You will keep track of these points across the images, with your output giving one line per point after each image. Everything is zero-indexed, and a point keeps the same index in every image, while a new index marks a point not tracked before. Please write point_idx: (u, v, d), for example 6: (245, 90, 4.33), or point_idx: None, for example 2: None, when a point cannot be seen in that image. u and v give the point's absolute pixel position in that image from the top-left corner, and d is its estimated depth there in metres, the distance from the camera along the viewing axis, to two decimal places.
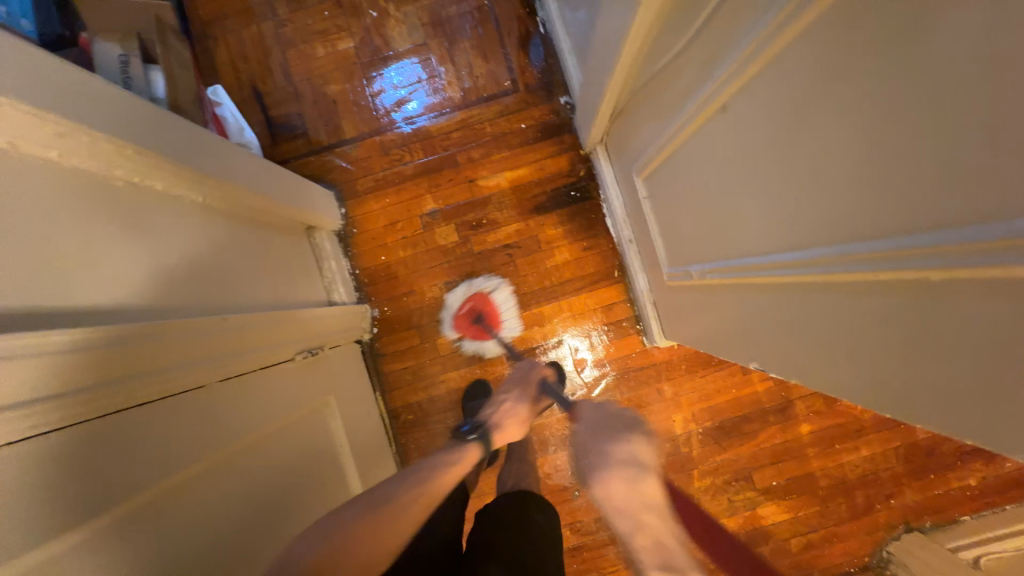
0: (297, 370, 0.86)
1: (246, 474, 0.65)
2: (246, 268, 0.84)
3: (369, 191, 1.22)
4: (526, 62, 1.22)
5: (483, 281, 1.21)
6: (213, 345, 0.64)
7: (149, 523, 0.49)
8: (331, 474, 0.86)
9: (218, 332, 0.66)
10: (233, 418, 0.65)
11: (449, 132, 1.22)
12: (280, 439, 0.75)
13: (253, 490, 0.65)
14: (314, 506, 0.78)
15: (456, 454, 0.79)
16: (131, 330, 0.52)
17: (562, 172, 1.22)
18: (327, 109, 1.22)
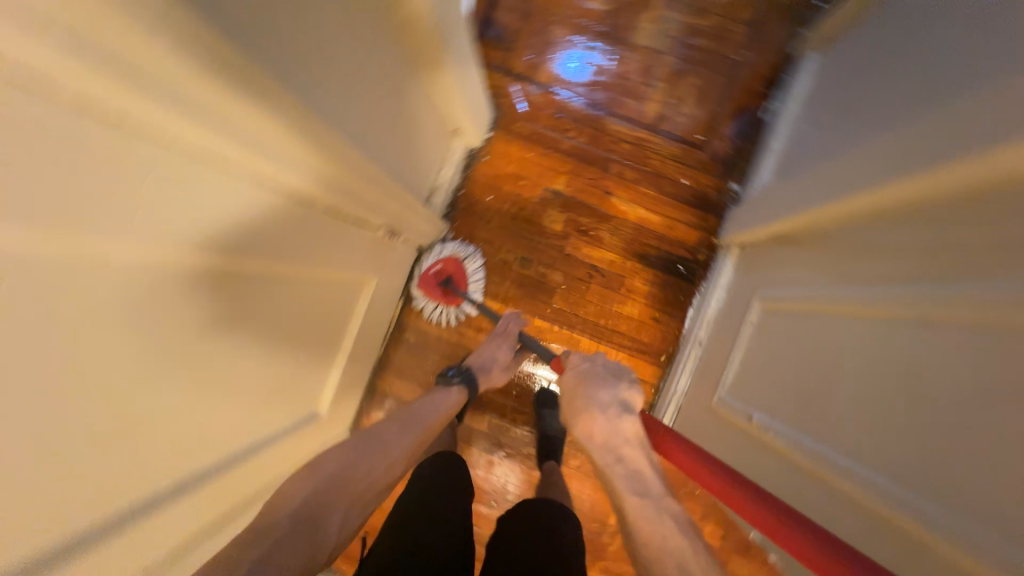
0: (369, 238, 0.86)
1: (275, 294, 0.64)
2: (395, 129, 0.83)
3: (520, 136, 1.21)
4: (729, 133, 1.19)
5: (448, 244, 1.19)
6: (348, 178, 0.64)
7: (200, 284, 0.49)
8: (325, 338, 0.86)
9: (356, 167, 0.66)
10: (306, 243, 0.65)
11: (621, 141, 1.20)
12: (315, 284, 0.74)
13: (275, 316, 0.67)
14: (298, 360, 0.80)
15: (606, 392, 0.73)
16: (314, 125, 0.52)
17: (684, 243, 1.20)
18: (540, 45, 1.20)
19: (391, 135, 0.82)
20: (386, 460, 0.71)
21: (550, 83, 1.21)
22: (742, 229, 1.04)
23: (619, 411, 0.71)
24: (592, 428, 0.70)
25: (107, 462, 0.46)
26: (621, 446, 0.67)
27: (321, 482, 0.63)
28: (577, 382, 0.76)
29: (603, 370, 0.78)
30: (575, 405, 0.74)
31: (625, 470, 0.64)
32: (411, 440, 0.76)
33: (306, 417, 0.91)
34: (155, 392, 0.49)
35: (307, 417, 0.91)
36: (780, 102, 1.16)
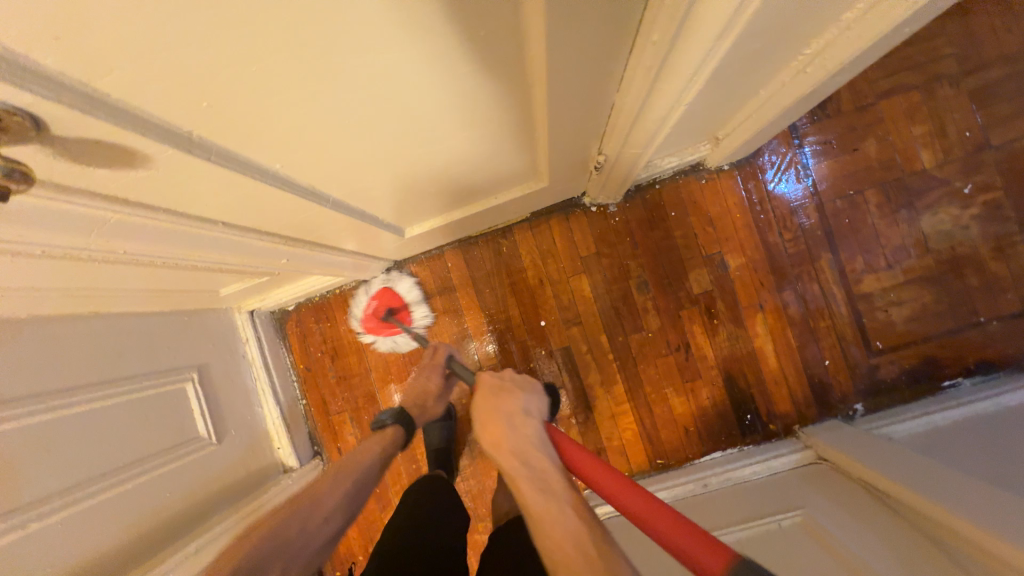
0: (582, 153, 0.79)
1: (508, 120, 0.60)
2: (703, 110, 0.74)
3: (747, 194, 1.10)
4: (903, 367, 1.07)
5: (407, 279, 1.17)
6: (661, 96, 0.59)
7: (505, 50, 0.44)
8: (471, 183, 0.81)
9: (674, 99, 0.60)
10: (570, 116, 0.59)
11: (817, 282, 1.09)
12: (524, 140, 0.69)
13: (481, 133, 0.60)
14: (444, 182, 0.75)
15: (512, 402, 0.69)
16: (726, 31, 0.46)
17: (771, 404, 1.11)
18: (843, 142, 1.07)
19: (699, 112, 0.73)
20: (320, 511, 0.69)
21: (816, 179, 1.08)
22: (839, 448, 0.95)
23: (524, 420, 0.65)
24: (500, 437, 0.62)
25: (300, 108, 0.41)
26: (529, 449, 0.60)
27: (270, 535, 0.63)
28: (490, 408, 0.66)
29: (504, 383, 0.75)
30: (479, 411, 0.67)
31: (527, 464, 0.58)
32: (338, 499, 0.71)
33: (393, 223, 0.87)
34: (379, 92, 0.43)
35: (394, 223, 0.88)
36: (968, 384, 1.04)
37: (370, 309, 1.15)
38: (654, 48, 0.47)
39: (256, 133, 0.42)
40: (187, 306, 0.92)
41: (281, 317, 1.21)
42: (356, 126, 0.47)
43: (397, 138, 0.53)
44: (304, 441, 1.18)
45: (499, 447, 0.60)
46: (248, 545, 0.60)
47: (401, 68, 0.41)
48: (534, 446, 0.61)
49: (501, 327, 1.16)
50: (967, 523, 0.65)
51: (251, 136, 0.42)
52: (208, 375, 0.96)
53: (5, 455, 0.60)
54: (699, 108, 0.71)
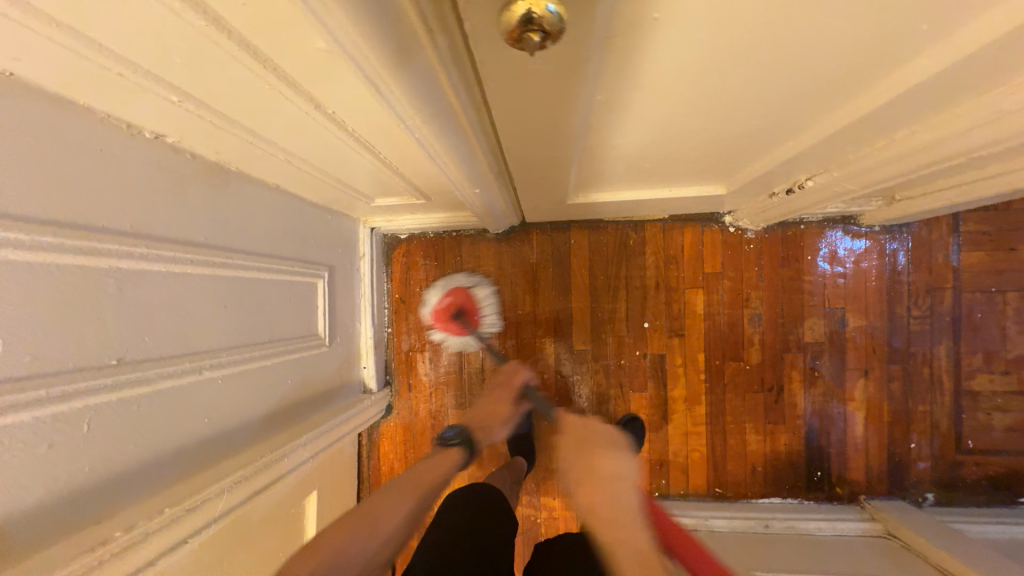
0: (789, 175, 0.78)
1: (782, 126, 0.59)
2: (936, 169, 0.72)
3: (890, 260, 1.09)
4: (986, 472, 1.07)
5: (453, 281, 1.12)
6: (939, 153, 0.57)
7: (881, 58, 0.43)
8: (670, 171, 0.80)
9: (946, 157, 0.59)
10: (844, 138, 0.59)
11: (928, 365, 1.08)
12: (760, 147, 0.69)
13: (757, 120, 0.59)
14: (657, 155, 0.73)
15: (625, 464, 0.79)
16: None
17: (844, 468, 1.11)
18: (1001, 239, 1.05)
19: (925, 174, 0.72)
20: (377, 538, 0.69)
21: (962, 266, 1.07)
22: (912, 528, 0.96)
23: (615, 468, 0.76)
24: (596, 501, 0.74)
25: (687, 34, 0.40)
26: (623, 514, 0.72)
27: (365, 531, 0.68)
28: (590, 450, 0.81)
29: (606, 438, 0.85)
30: (601, 486, 0.76)
31: (613, 499, 0.74)
32: (405, 514, 0.73)
33: (568, 187, 0.87)
34: (752, 57, 0.43)
35: (569, 188, 0.87)
36: None
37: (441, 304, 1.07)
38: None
39: (629, 40, 0.40)
40: (336, 206, 0.91)
41: (391, 242, 1.20)
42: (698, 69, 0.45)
43: (704, 94, 0.51)
44: (381, 367, 1.18)
45: (595, 511, 0.73)
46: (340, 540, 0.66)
47: (798, 42, 0.40)
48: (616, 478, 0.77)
49: (604, 316, 1.15)
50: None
51: (619, 38, 0.40)
52: (333, 277, 0.96)
53: (200, 299, 0.59)
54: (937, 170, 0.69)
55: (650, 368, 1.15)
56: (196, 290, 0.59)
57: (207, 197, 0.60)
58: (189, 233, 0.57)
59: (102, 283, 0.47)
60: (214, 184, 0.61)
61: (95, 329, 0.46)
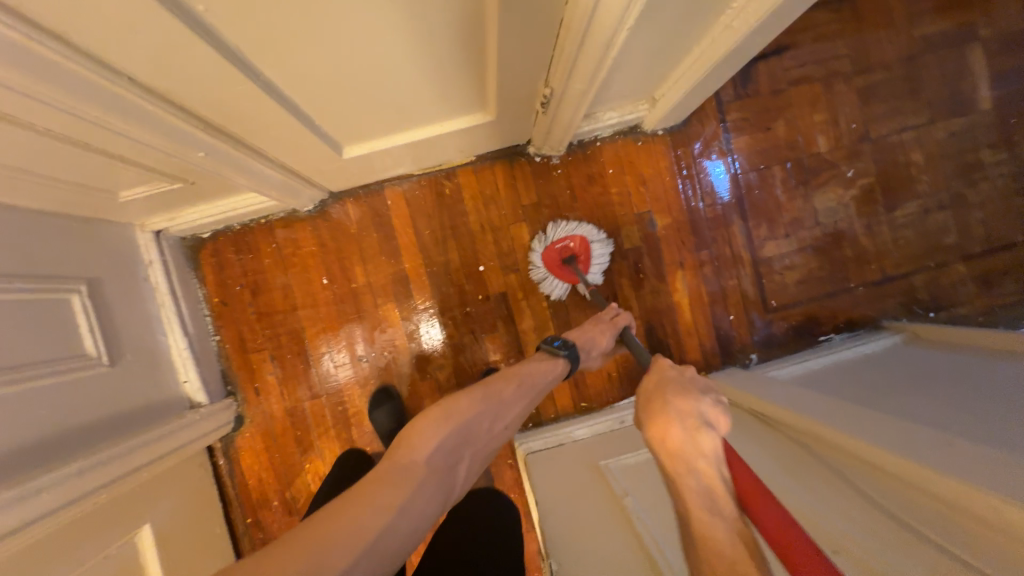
0: (530, 87, 0.81)
1: (462, 26, 0.62)
2: (645, 57, 0.79)
3: (677, 158, 1.19)
4: (791, 323, 1.23)
5: (558, 226, 1.15)
6: (602, 31, 0.63)
7: None
8: (420, 105, 0.80)
9: (613, 35, 0.65)
10: (519, 30, 0.62)
11: (729, 245, 1.21)
12: (474, 59, 0.71)
13: (431, 24, 0.59)
14: (386, 87, 0.72)
15: (690, 403, 0.64)
16: None
17: (684, 353, 1.23)
18: (759, 121, 1.20)
19: (636, 60, 0.79)
20: (492, 428, 0.76)
21: (735, 152, 1.20)
22: (735, 386, 1.09)
23: (702, 424, 0.61)
24: (668, 434, 0.61)
25: None
26: (705, 459, 0.57)
27: (454, 432, 0.70)
28: (653, 391, 0.69)
29: (688, 383, 0.70)
30: (653, 410, 0.66)
31: (693, 471, 0.57)
32: (517, 408, 0.81)
33: (332, 140, 0.84)
34: None
35: (333, 141, 0.84)
36: (838, 338, 1.23)
37: (568, 247, 1.13)
38: None
39: None
40: (76, 212, 0.81)
41: (193, 245, 1.09)
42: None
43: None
44: (216, 379, 1.09)
45: (660, 443, 0.61)
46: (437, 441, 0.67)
47: None
48: (712, 458, 0.57)
49: (440, 270, 1.15)
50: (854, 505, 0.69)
51: None
52: (101, 291, 0.85)
53: None
54: (638, 54, 0.76)
55: (496, 308, 1.17)
56: None
57: None
58: None
59: None
60: None
61: None
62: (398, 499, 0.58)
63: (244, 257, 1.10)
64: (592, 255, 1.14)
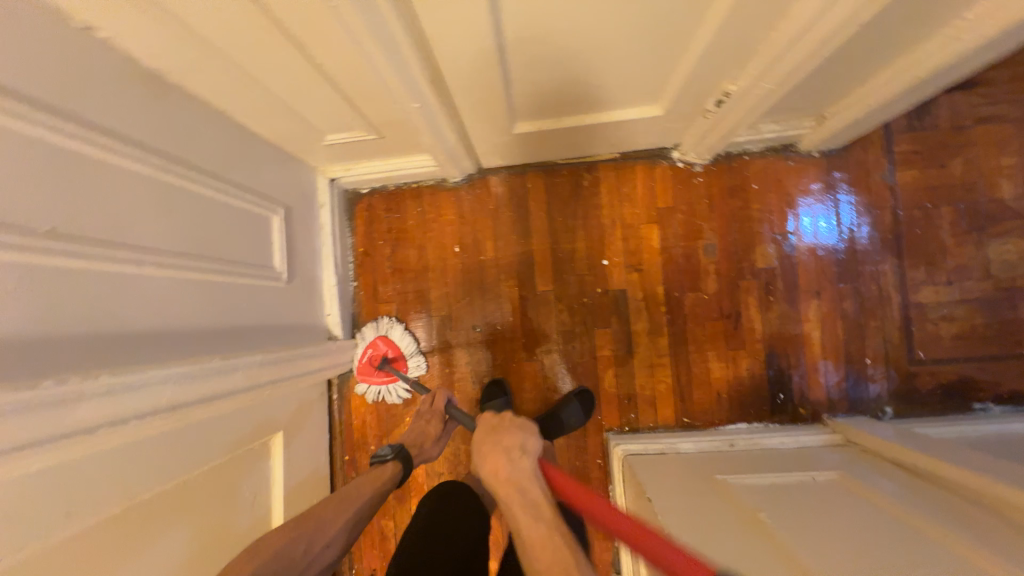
0: (716, 84, 0.83)
1: (684, 17, 0.66)
2: (848, 63, 0.77)
3: (829, 183, 1.14)
4: (939, 381, 1.10)
5: (370, 328, 1.20)
6: (826, 28, 0.64)
7: None
8: (602, 90, 0.85)
9: (835, 35, 0.65)
10: (742, 20, 0.65)
11: (875, 282, 1.12)
12: (676, 52, 0.74)
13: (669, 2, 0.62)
14: (590, 66, 0.76)
15: (511, 436, 0.80)
16: None
17: (805, 389, 1.14)
18: (933, 156, 1.11)
19: (834, 68, 0.78)
20: (323, 540, 0.80)
21: (898, 185, 1.12)
22: (870, 431, 0.99)
23: (519, 455, 0.77)
24: (500, 466, 0.76)
25: None
26: (526, 480, 0.74)
27: (303, 532, 0.78)
28: (483, 443, 0.81)
29: (518, 422, 0.85)
30: (483, 448, 0.80)
31: (522, 493, 0.72)
32: (344, 514, 0.83)
33: (513, 115, 0.91)
34: None
35: (513, 115, 0.91)
36: (998, 410, 1.07)
37: (365, 360, 1.18)
38: None
39: None
40: (290, 145, 0.93)
41: (353, 197, 1.22)
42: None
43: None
44: (348, 319, 1.19)
45: (494, 474, 0.75)
46: (277, 544, 0.74)
47: None
48: (531, 476, 0.74)
49: (564, 257, 1.18)
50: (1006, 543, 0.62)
51: None
52: (292, 218, 0.98)
53: (147, 197, 0.62)
54: (841, 61, 0.75)
55: (612, 304, 1.17)
56: (144, 191, 0.62)
57: (145, 101, 0.62)
58: (133, 132, 0.61)
59: (38, 154, 0.49)
60: (145, 88, 0.62)
61: (39, 195, 0.49)
62: None
63: (392, 215, 1.21)
64: (405, 354, 1.19)
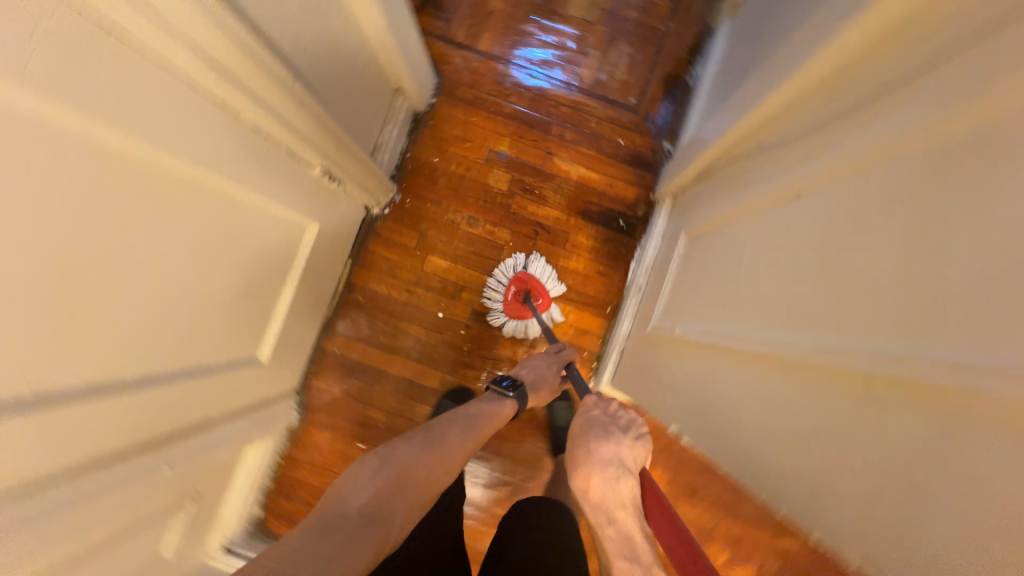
0: (309, 180, 0.87)
1: (227, 219, 0.69)
2: (336, 77, 0.85)
3: (464, 100, 1.25)
4: (660, 97, 1.26)
5: (502, 270, 1.20)
6: (284, 107, 0.70)
7: (152, 184, 0.54)
8: (266, 278, 0.87)
9: (298, 101, 0.72)
10: (248, 171, 0.69)
11: (559, 105, 1.26)
12: (261, 221, 0.78)
13: (211, 230, 0.67)
14: (240, 288, 0.80)
15: (606, 447, 0.75)
16: (256, 46, 0.59)
17: (624, 200, 1.25)
18: (479, 16, 1.26)
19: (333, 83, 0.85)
20: (442, 465, 0.77)
21: (490, 51, 1.26)
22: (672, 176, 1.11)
23: (618, 470, 0.71)
24: (590, 483, 0.71)
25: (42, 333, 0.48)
26: (613, 501, 0.67)
27: (393, 475, 0.70)
28: (581, 431, 0.80)
29: (603, 420, 0.80)
30: (575, 453, 0.78)
31: (610, 513, 0.66)
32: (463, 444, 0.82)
33: (245, 362, 0.90)
34: (104, 271, 0.52)
35: (245, 362, 0.90)
36: (701, 68, 1.24)
37: (511, 292, 1.18)
38: (205, 77, 0.55)
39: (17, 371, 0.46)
40: None
41: (260, 524, 1.15)
42: (80, 316, 0.51)
43: (141, 288, 0.58)
44: None
45: (589, 495, 0.71)
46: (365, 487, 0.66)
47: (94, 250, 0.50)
48: (619, 496, 0.67)
49: (418, 348, 1.20)
50: (759, 173, 0.73)
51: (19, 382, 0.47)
52: None
53: None
54: (326, 79, 0.82)
55: (480, 324, 1.21)
56: None
57: None
58: None
59: None
60: None
61: None
62: (377, 543, 0.61)
63: (299, 492, 1.16)
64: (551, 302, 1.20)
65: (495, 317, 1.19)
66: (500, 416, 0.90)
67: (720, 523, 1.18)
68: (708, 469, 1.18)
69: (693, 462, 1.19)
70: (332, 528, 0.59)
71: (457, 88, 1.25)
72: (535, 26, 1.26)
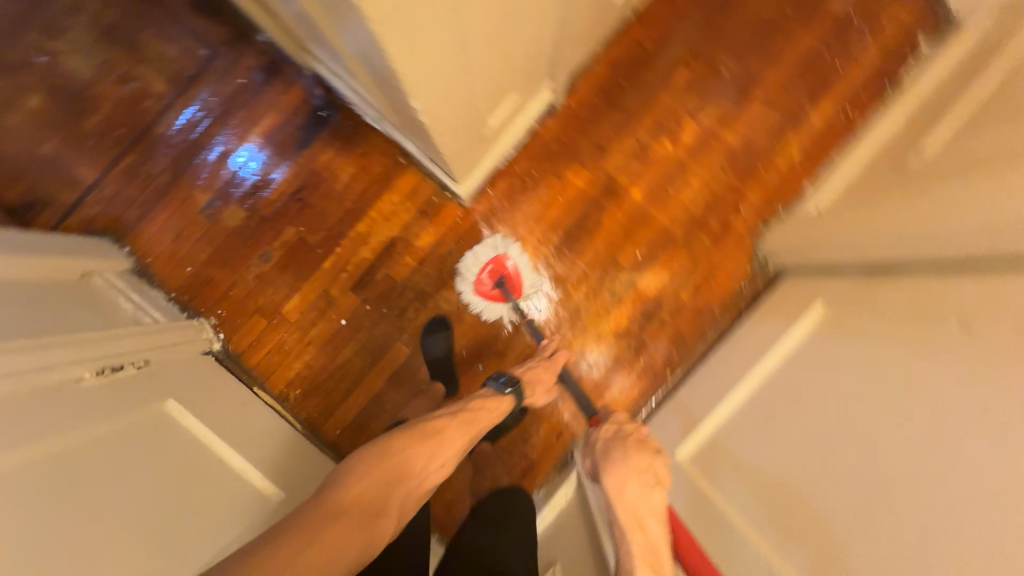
0: (99, 386, 0.83)
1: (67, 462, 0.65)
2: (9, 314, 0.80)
3: (141, 218, 1.19)
4: (209, 24, 1.19)
5: (472, 263, 1.16)
6: None
7: None
8: (177, 459, 0.81)
9: None
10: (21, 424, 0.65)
11: (180, 124, 1.19)
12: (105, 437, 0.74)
13: (38, 486, 0.59)
14: (157, 476, 0.74)
15: (657, 466, 0.77)
16: None
17: (302, 102, 1.21)
18: (58, 170, 1.17)
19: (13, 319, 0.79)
20: (439, 455, 0.76)
21: (100, 174, 1.18)
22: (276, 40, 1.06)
23: (651, 478, 0.75)
24: (623, 488, 0.74)
25: None
26: (642, 508, 0.72)
27: (389, 471, 0.69)
28: (608, 448, 0.82)
29: (642, 444, 0.81)
30: (614, 459, 0.78)
31: (648, 538, 0.69)
32: (462, 442, 0.79)
33: (265, 506, 0.87)
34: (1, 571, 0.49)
35: (264, 506, 0.86)
36: None
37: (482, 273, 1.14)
38: None
39: None
40: None
41: None
42: None
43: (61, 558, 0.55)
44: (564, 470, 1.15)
45: (620, 496, 0.74)
46: (360, 485, 0.66)
47: None
48: (656, 511, 0.72)
49: (367, 354, 1.18)
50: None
51: None
52: None
53: None
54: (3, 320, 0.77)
55: (366, 286, 1.19)
56: None
57: None
58: None
59: None
60: None
61: None
62: (363, 549, 0.61)
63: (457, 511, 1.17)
64: (524, 284, 1.15)
65: (464, 293, 1.15)
66: (502, 407, 0.87)
67: (638, 133, 1.18)
68: (580, 124, 1.18)
69: (572, 136, 1.18)
70: (326, 528, 0.59)
71: (127, 220, 1.19)
72: (89, 119, 1.18)
